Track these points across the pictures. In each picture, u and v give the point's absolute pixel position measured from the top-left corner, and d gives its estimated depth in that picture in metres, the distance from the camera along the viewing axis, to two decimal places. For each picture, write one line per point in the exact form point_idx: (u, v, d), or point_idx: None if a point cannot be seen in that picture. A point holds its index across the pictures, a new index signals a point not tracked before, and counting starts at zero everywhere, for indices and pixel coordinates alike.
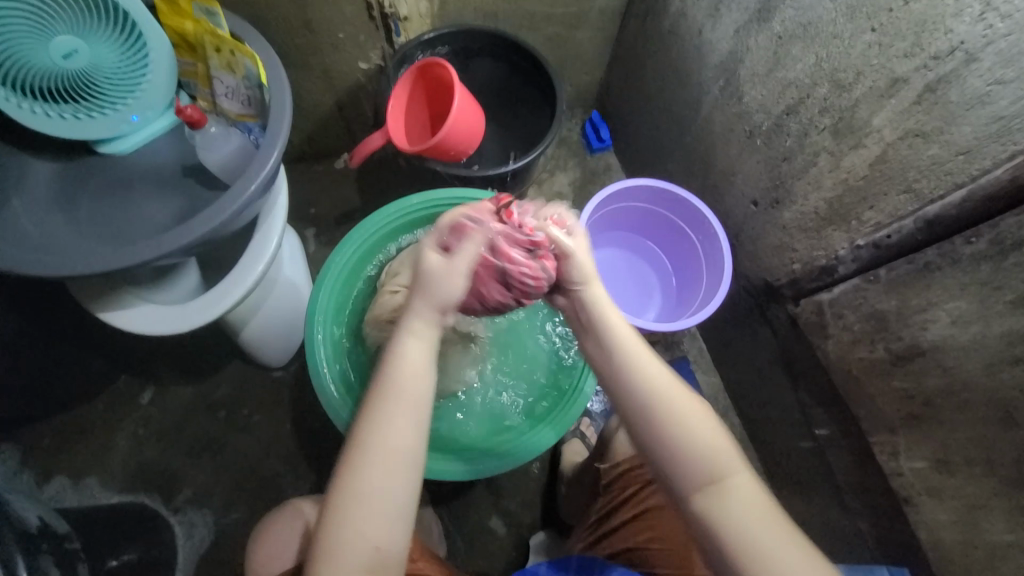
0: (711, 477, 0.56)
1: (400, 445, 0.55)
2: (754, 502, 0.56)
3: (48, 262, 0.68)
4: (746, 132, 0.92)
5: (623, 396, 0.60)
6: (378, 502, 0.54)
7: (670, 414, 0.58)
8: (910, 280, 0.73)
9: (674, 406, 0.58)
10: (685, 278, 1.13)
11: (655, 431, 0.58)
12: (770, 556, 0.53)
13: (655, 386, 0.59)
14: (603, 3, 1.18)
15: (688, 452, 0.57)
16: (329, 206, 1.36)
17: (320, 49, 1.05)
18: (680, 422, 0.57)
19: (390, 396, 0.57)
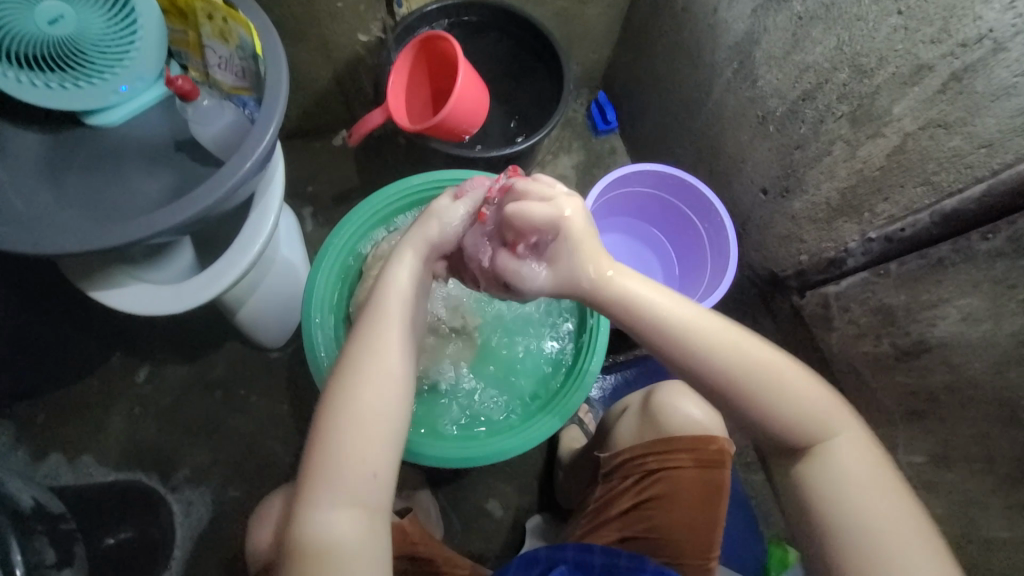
0: (815, 441, 0.58)
1: (391, 364, 0.58)
2: (855, 459, 0.58)
3: (36, 237, 0.66)
4: (759, 118, 0.89)
5: (714, 355, 0.59)
6: (369, 419, 0.55)
7: (773, 376, 0.58)
8: (921, 275, 0.72)
9: (779, 379, 0.57)
10: (689, 266, 1.11)
11: (758, 391, 0.57)
12: (876, 506, 0.56)
13: (753, 353, 0.58)
14: None
15: (791, 414, 0.58)
16: (327, 185, 1.33)
17: (318, 20, 1.01)
18: (786, 394, 0.57)
19: (381, 320, 0.60)
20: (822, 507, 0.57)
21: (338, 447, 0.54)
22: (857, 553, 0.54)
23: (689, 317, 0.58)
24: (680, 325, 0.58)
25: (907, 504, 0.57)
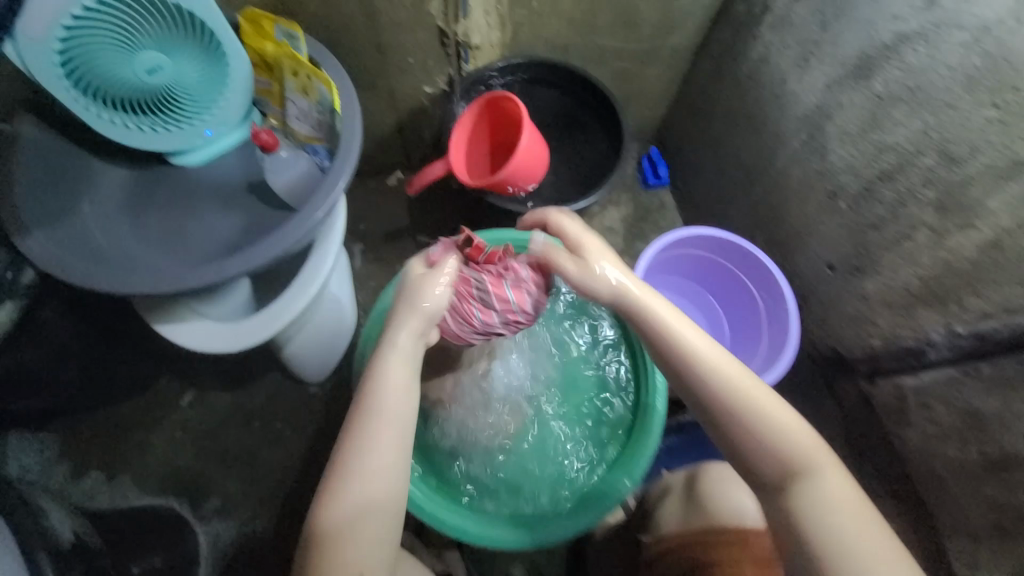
0: (793, 464, 0.59)
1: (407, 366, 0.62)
2: (833, 488, 0.58)
3: (112, 276, 0.68)
4: (828, 193, 0.86)
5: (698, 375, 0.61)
6: (389, 415, 0.60)
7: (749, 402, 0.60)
8: (1016, 381, 0.66)
9: (761, 398, 0.60)
10: (743, 332, 1.05)
11: (738, 413, 0.59)
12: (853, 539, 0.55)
13: (731, 375, 0.61)
14: (677, 41, 1.13)
15: (768, 438, 0.59)
16: (377, 223, 1.36)
17: (389, 73, 1.05)
18: (765, 413, 0.59)
19: (389, 360, 0.62)
20: (794, 516, 0.57)
21: (363, 448, 0.58)
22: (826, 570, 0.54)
23: (689, 331, 0.63)
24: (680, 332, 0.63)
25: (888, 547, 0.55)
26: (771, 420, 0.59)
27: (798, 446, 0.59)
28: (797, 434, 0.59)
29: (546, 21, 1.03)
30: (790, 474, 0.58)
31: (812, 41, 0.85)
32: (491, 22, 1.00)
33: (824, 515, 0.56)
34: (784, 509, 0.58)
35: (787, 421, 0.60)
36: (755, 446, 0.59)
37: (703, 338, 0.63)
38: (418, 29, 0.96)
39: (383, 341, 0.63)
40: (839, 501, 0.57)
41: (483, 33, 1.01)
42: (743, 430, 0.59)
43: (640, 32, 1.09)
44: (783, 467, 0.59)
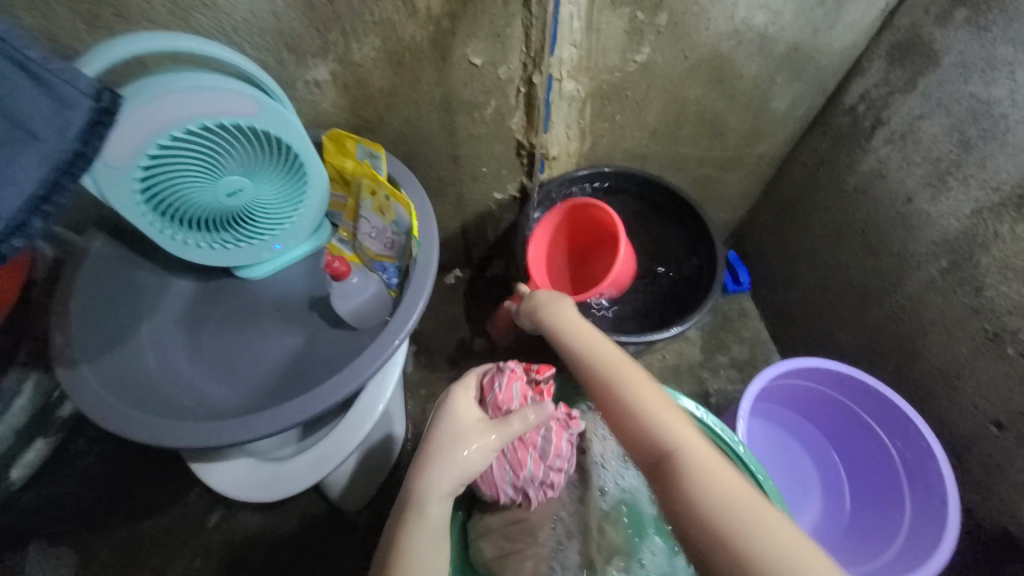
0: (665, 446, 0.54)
1: (438, 509, 0.61)
2: (712, 469, 0.51)
3: (159, 426, 0.62)
4: (990, 336, 0.71)
5: (581, 365, 0.64)
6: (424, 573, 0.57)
7: (621, 381, 0.59)
8: None
9: (637, 381, 0.59)
10: (868, 485, 0.87)
11: (613, 395, 0.59)
12: (724, 514, 0.47)
13: (610, 359, 0.62)
14: (764, 149, 1.05)
15: (643, 416, 0.56)
16: (433, 322, 1.29)
17: (460, 180, 1.02)
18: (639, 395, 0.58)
19: (420, 519, 0.59)
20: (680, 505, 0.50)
21: None
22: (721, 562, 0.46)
23: (587, 331, 0.67)
24: (574, 329, 0.67)
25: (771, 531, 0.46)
26: (641, 394, 0.58)
27: (666, 421, 0.55)
28: (662, 405, 0.57)
29: (628, 133, 0.98)
30: (664, 455, 0.53)
31: (950, 161, 0.74)
32: (571, 134, 0.96)
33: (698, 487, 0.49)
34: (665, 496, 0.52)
35: (663, 408, 0.57)
36: (626, 425, 0.57)
37: (577, 323, 0.68)
38: (497, 142, 0.94)
39: (413, 500, 0.60)
40: (709, 470, 0.51)
41: (561, 144, 0.98)
42: (614, 413, 0.58)
43: (726, 140, 1.02)
44: (655, 447, 0.54)
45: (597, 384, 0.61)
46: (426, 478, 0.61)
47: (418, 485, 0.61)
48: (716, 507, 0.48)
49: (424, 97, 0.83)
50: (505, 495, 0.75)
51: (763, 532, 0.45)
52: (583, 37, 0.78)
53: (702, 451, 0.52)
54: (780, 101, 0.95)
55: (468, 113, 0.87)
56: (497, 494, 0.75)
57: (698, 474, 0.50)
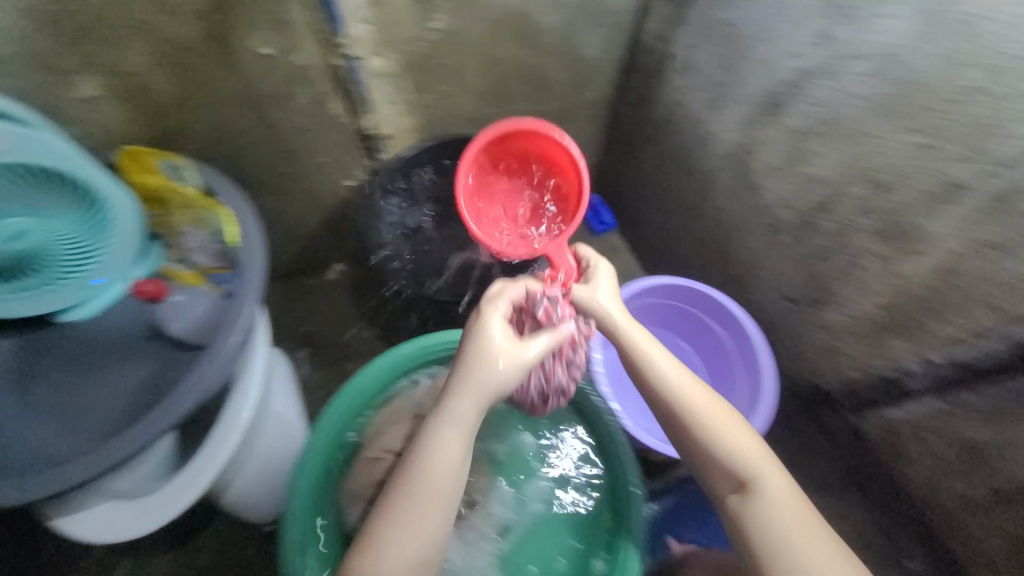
0: (751, 482, 0.60)
1: (448, 477, 0.55)
2: (789, 506, 0.59)
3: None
4: (769, 227, 0.81)
5: (659, 397, 0.62)
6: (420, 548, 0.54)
7: (711, 422, 0.61)
8: (1008, 410, 0.60)
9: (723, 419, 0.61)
10: (718, 373, 1.00)
11: (699, 432, 0.61)
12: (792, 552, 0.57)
13: (693, 399, 0.61)
14: (592, 95, 1.12)
15: (729, 455, 0.61)
16: (323, 322, 1.28)
17: (301, 176, 1.00)
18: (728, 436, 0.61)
19: (418, 494, 0.54)
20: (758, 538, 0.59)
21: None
22: None
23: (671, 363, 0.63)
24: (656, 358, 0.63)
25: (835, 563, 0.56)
26: (722, 431, 0.61)
27: (753, 460, 0.61)
28: (748, 444, 0.61)
29: (456, 99, 1.00)
30: (745, 485, 0.60)
31: (719, 83, 0.84)
32: (399, 111, 0.97)
33: (769, 519, 0.58)
34: (738, 526, 0.60)
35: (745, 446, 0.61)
36: (710, 458, 0.61)
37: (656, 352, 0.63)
38: (323, 130, 0.92)
39: (414, 464, 0.55)
40: (783, 499, 0.59)
41: (394, 122, 0.99)
42: (700, 444, 0.61)
43: (553, 94, 1.08)
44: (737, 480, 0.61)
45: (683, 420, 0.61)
46: (423, 494, 0.54)
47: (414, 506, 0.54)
48: (785, 545, 0.57)
49: (224, 96, 0.80)
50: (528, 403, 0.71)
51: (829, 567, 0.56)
52: (373, 13, 0.78)
53: (776, 481, 0.60)
54: (589, 48, 1.01)
55: (279, 105, 0.85)
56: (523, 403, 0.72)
57: (776, 514, 0.59)
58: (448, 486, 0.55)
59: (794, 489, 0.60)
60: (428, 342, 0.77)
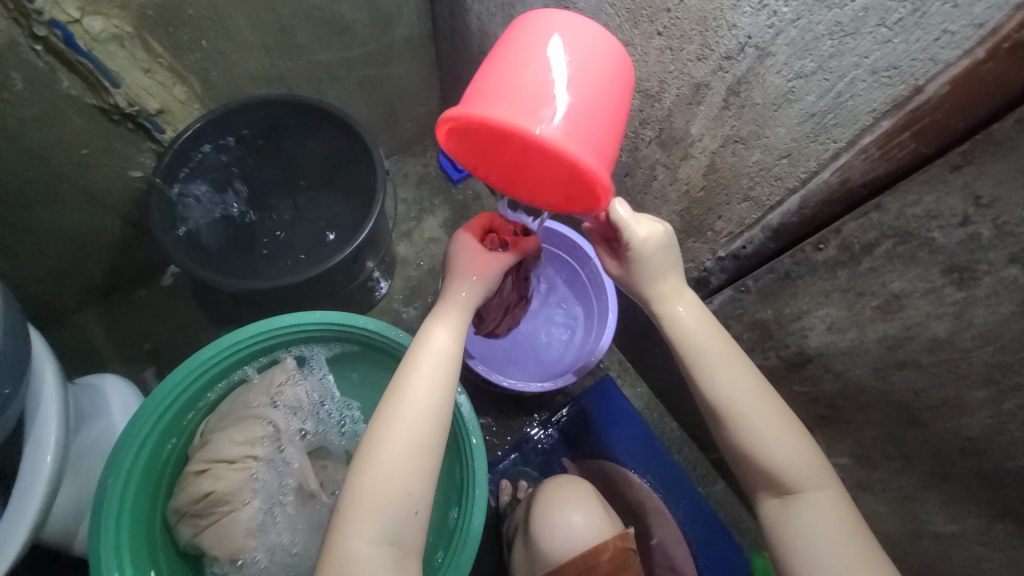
0: (794, 478, 0.53)
1: (436, 404, 0.53)
2: (828, 502, 0.53)
3: None
4: None
5: (704, 385, 0.55)
6: (392, 481, 0.50)
7: (752, 414, 0.54)
8: (778, 289, 0.64)
9: (771, 407, 0.55)
10: (581, 301, 1.00)
11: (740, 423, 0.54)
12: (823, 548, 0.51)
13: (736, 386, 0.55)
14: (404, 31, 1.01)
15: (770, 451, 0.53)
16: (164, 334, 1.10)
17: (66, 174, 0.85)
18: (770, 431, 0.54)
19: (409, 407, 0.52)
20: (793, 531, 0.53)
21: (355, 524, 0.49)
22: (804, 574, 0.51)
23: (722, 341, 0.57)
24: (698, 335, 0.57)
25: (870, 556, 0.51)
26: (767, 429, 0.54)
27: (799, 456, 0.54)
28: (795, 444, 0.54)
29: (237, 57, 0.87)
30: (785, 487, 0.53)
31: (508, 3, 0.78)
32: (162, 80, 0.84)
33: (804, 525, 0.52)
34: (770, 516, 0.55)
35: (792, 442, 0.54)
36: (746, 454, 0.55)
37: (705, 329, 0.57)
38: (65, 115, 0.78)
39: (401, 381, 0.54)
40: (825, 494, 0.53)
41: (161, 95, 0.85)
42: (740, 438, 0.54)
43: (356, 36, 0.96)
44: (775, 474, 0.54)
45: (727, 408, 0.54)
46: (424, 382, 0.54)
47: (420, 394, 0.53)
48: (812, 538, 0.52)
49: None
50: (491, 326, 0.87)
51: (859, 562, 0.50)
52: None
53: (819, 477, 0.53)
54: None
55: None
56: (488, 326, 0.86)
57: (809, 504, 0.53)
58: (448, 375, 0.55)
59: (837, 489, 0.54)
60: (228, 342, 0.70)
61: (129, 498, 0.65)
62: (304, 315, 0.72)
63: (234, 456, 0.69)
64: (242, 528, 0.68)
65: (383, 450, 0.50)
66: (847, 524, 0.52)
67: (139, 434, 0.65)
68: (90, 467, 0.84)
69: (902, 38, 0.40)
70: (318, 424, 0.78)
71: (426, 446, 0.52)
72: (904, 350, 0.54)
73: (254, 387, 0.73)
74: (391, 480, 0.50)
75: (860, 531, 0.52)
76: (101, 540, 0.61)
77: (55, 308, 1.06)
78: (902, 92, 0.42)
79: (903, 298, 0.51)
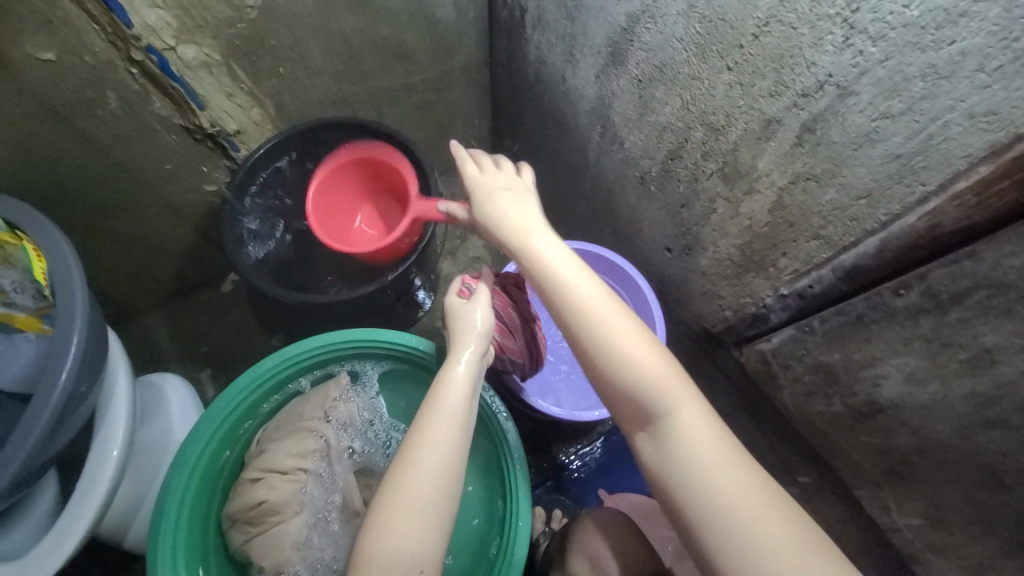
0: (659, 408, 0.55)
1: (451, 435, 0.56)
2: (696, 426, 0.54)
3: None
4: (638, 179, 0.79)
5: (568, 324, 0.58)
6: (412, 510, 0.52)
7: (607, 344, 0.56)
8: (847, 332, 0.60)
9: (627, 337, 0.57)
10: None
11: (602, 354, 0.56)
12: (693, 476, 0.52)
13: (598, 320, 0.57)
14: (462, 58, 1.05)
15: (630, 381, 0.55)
16: (222, 338, 1.16)
17: (148, 186, 0.92)
18: (623, 357, 0.56)
19: (429, 435, 0.55)
20: (664, 465, 0.54)
21: (375, 543, 0.51)
22: (692, 513, 0.51)
23: (586, 279, 0.59)
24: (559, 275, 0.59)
25: (751, 487, 0.51)
26: (626, 358, 0.56)
27: (661, 380, 0.55)
28: (659, 369, 0.56)
29: (308, 82, 0.93)
30: (648, 416, 0.55)
31: (568, 34, 0.79)
32: (240, 103, 0.89)
33: (677, 450, 0.53)
34: (646, 454, 0.56)
35: (652, 369, 0.55)
36: (615, 388, 0.57)
37: (563, 264, 0.60)
38: (153, 132, 0.85)
39: (424, 411, 0.57)
40: (693, 425, 0.54)
41: (238, 116, 0.91)
42: (605, 369, 0.56)
43: (418, 63, 1.00)
44: (645, 409, 0.55)
45: (591, 345, 0.57)
46: (433, 443, 0.55)
47: (441, 423, 0.56)
48: (682, 465, 0.53)
49: (13, 112, 0.72)
50: (529, 360, 0.87)
51: (733, 489, 0.50)
52: None
53: (681, 401, 0.55)
54: (443, 9, 0.93)
55: (89, 113, 0.77)
56: (526, 364, 0.87)
57: (673, 429, 0.54)
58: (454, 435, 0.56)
59: (707, 421, 0.54)
60: (288, 354, 0.73)
61: (188, 501, 0.67)
62: (363, 333, 0.74)
63: (287, 467, 0.71)
64: (290, 540, 0.69)
65: (406, 481, 0.53)
66: (721, 450, 0.53)
67: (201, 438, 0.68)
68: (147, 465, 0.88)
69: (1001, 85, 0.38)
70: (366, 444, 0.79)
71: (449, 477, 0.54)
72: (995, 409, 0.50)
73: (309, 400, 0.75)
74: (400, 544, 0.51)
75: (733, 460, 0.52)
76: (161, 539, 0.64)
77: (127, 309, 1.13)
78: (1001, 139, 0.40)
79: (996, 353, 0.47)
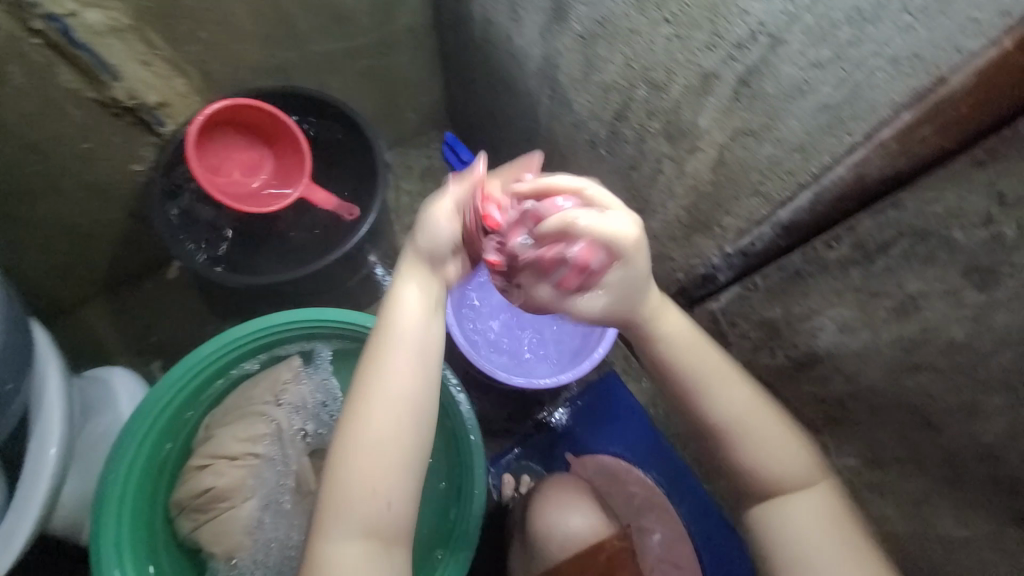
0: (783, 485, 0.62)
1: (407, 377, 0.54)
2: (808, 508, 0.61)
3: None
4: (588, 142, 0.75)
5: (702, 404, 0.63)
6: (376, 448, 0.52)
7: (741, 426, 0.62)
8: (787, 287, 0.62)
9: (756, 424, 0.62)
10: None
11: (736, 437, 0.62)
12: (801, 544, 0.60)
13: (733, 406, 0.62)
14: (406, 20, 0.99)
15: (761, 459, 0.62)
16: (169, 327, 1.11)
17: (65, 167, 0.84)
18: (755, 442, 0.62)
19: (388, 372, 0.54)
20: (782, 530, 0.61)
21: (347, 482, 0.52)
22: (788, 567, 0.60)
23: (713, 361, 0.63)
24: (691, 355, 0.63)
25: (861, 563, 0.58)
26: (762, 445, 0.62)
27: (790, 463, 0.62)
28: (793, 459, 0.62)
29: (235, 47, 0.86)
30: (775, 489, 0.62)
31: None
32: (159, 71, 0.82)
33: (791, 520, 0.61)
34: (758, 514, 0.63)
35: (777, 454, 0.62)
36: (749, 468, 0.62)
37: (696, 346, 0.63)
38: (61, 107, 0.77)
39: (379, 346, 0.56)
40: (805, 500, 0.61)
41: (158, 86, 0.84)
42: (737, 449, 0.62)
43: (357, 26, 0.94)
44: (772, 481, 0.62)
45: (730, 428, 0.62)
46: (390, 377, 0.54)
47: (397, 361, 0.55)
48: (784, 531, 0.61)
49: None
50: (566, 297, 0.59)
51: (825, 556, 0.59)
52: None
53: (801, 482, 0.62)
54: None
55: None
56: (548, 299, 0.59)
57: (783, 500, 0.62)
58: (411, 369, 0.55)
59: (823, 498, 0.61)
60: (228, 338, 0.70)
61: (131, 495, 0.66)
62: (308, 311, 0.72)
63: (235, 453, 0.70)
64: (240, 525, 0.70)
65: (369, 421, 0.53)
66: (833, 526, 0.60)
67: (139, 430, 0.66)
68: (96, 461, 0.85)
69: (925, 24, 0.41)
70: (320, 424, 0.77)
71: (408, 412, 0.54)
72: (920, 353, 0.52)
73: (260, 383, 0.73)
74: (363, 484, 0.52)
75: (841, 537, 0.59)
76: (101, 536, 0.62)
77: (58, 301, 1.06)
78: (924, 82, 0.42)
79: (919, 299, 0.49)
